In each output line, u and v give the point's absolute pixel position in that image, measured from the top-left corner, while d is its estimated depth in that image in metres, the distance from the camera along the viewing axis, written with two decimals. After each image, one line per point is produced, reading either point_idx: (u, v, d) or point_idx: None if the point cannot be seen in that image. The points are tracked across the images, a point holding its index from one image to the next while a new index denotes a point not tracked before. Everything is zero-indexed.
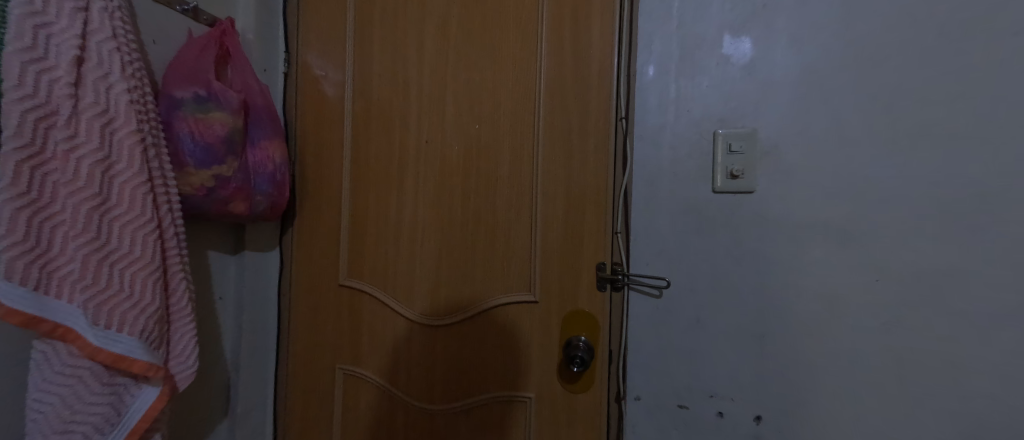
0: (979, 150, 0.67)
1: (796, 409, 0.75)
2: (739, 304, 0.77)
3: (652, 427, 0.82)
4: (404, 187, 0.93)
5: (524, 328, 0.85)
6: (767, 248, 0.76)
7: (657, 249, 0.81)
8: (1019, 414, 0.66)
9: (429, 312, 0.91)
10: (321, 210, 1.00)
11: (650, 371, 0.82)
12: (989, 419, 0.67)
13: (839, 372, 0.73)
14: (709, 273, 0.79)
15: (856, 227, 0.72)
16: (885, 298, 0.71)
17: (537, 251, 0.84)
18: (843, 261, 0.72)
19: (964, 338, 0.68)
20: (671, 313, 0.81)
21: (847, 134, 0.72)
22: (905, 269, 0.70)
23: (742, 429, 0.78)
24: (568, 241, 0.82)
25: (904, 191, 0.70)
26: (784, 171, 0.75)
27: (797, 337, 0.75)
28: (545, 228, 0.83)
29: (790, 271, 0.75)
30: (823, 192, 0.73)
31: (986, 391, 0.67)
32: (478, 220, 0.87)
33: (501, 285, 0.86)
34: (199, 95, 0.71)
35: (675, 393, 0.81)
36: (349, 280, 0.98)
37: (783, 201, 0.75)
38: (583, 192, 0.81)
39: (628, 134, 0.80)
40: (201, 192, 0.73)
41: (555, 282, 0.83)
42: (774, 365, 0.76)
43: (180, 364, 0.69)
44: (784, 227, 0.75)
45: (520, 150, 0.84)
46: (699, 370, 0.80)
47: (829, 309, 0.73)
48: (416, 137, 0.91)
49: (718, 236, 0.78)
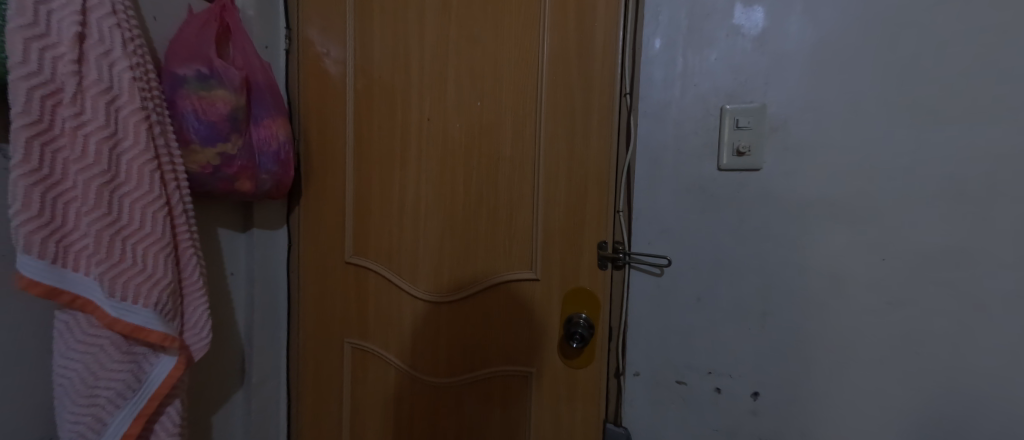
0: (1003, 124, 0.63)
1: (795, 387, 0.75)
2: (741, 283, 0.77)
3: (651, 403, 0.84)
4: (408, 166, 0.93)
5: (526, 304, 0.87)
6: (771, 227, 0.75)
7: (659, 228, 0.81)
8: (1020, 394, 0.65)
9: (433, 290, 0.93)
10: (326, 188, 1.01)
11: (649, 348, 0.83)
12: (990, 399, 0.67)
13: (839, 350, 0.73)
14: (711, 252, 0.78)
15: (864, 205, 0.70)
16: (891, 277, 0.70)
17: (541, 231, 0.84)
18: (849, 241, 0.71)
19: (970, 319, 0.66)
20: (671, 291, 0.81)
21: (858, 109, 0.69)
22: (915, 248, 0.68)
23: (740, 405, 0.78)
24: (570, 221, 0.82)
25: (917, 168, 0.67)
26: (792, 147, 0.72)
27: (799, 316, 0.74)
28: (550, 209, 0.83)
29: (794, 250, 0.74)
30: (833, 169, 0.71)
31: (992, 372, 0.66)
32: (481, 200, 0.88)
33: (504, 264, 0.87)
34: (202, 72, 0.71)
35: (674, 369, 0.82)
36: (354, 258, 1.00)
37: (789, 179, 0.73)
38: (586, 172, 0.80)
39: (632, 110, 0.78)
40: (207, 170, 0.74)
41: (558, 261, 0.84)
42: (775, 343, 0.76)
43: (194, 335, 0.72)
44: (788, 206, 0.73)
45: (522, 127, 0.84)
46: (698, 348, 0.80)
47: (832, 289, 0.72)
48: (418, 115, 0.91)
49: (721, 215, 0.77)
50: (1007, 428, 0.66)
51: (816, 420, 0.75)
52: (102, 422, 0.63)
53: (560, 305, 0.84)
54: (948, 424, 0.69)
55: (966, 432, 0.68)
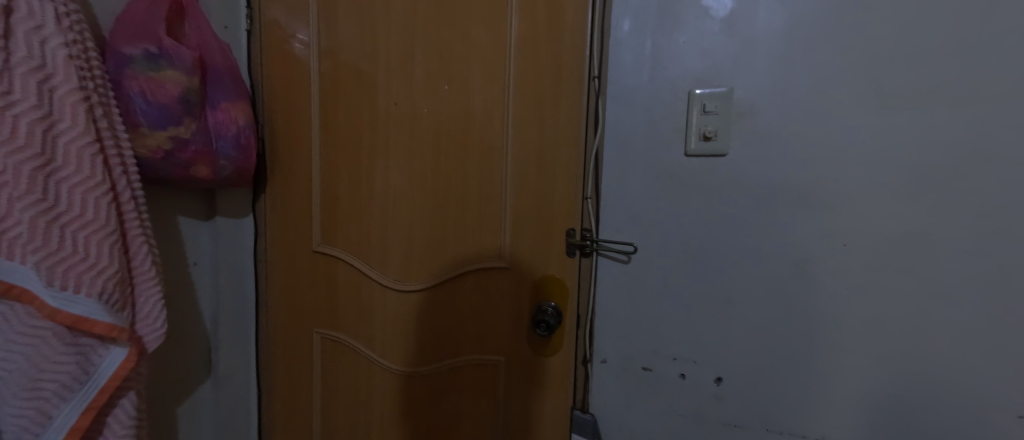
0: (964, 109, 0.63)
1: (758, 373, 0.76)
2: (708, 270, 0.77)
3: (619, 390, 0.84)
4: (376, 151, 0.90)
5: (495, 292, 0.86)
6: (738, 213, 0.74)
7: (628, 216, 0.80)
8: (977, 377, 0.66)
9: (402, 278, 0.91)
10: (293, 175, 0.99)
11: (617, 336, 0.83)
12: (948, 382, 0.67)
13: (802, 335, 0.73)
14: (679, 239, 0.77)
15: (827, 191, 0.70)
16: (852, 263, 0.70)
17: (510, 217, 0.83)
18: (813, 227, 0.71)
19: (929, 303, 0.67)
20: (639, 278, 0.80)
21: (824, 94, 0.69)
22: (876, 234, 0.68)
23: (704, 390, 0.79)
24: (540, 207, 0.81)
25: (877, 154, 0.67)
26: (758, 132, 0.72)
27: (763, 302, 0.74)
28: (519, 195, 0.82)
29: (760, 237, 0.74)
30: (797, 155, 0.71)
31: (951, 356, 0.67)
32: (450, 185, 0.86)
33: (474, 251, 0.86)
34: (150, 52, 0.68)
35: (641, 356, 0.82)
36: (323, 247, 0.98)
37: (755, 165, 0.72)
38: (556, 157, 0.78)
39: (600, 95, 0.78)
40: (159, 155, 0.71)
41: (527, 247, 0.82)
42: (739, 329, 0.76)
43: (147, 326, 0.69)
44: (754, 192, 0.73)
45: (491, 112, 0.82)
46: (665, 335, 0.80)
47: (796, 275, 0.73)
48: (385, 100, 0.88)
49: (690, 201, 0.76)
50: (961, 410, 0.67)
51: (778, 405, 0.75)
52: (47, 414, 0.61)
53: (529, 292, 0.84)
54: (906, 407, 0.70)
55: (922, 414, 0.69)
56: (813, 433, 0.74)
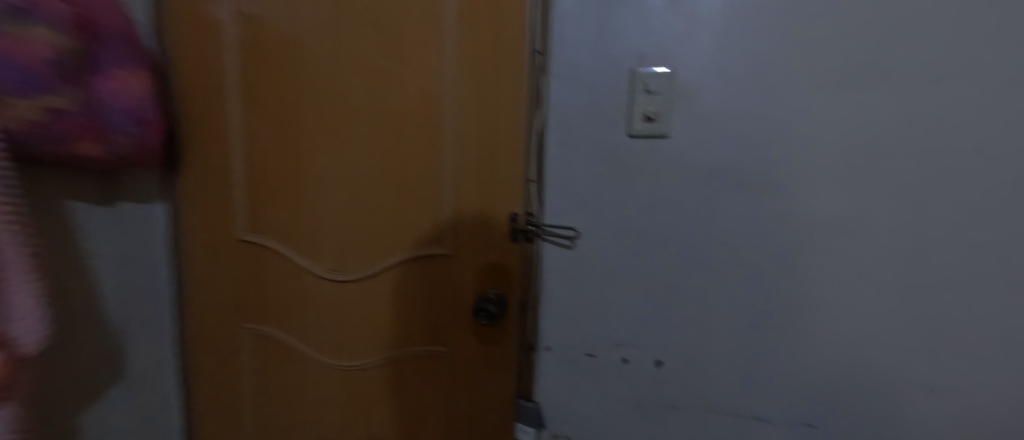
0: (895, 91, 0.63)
1: (696, 355, 0.76)
2: (650, 253, 0.76)
3: (563, 377, 0.82)
4: (305, 130, 0.83)
5: (435, 280, 0.82)
6: (680, 196, 0.73)
7: (573, 199, 0.77)
8: (897, 354, 0.68)
9: (337, 267, 0.85)
10: (210, 155, 0.89)
11: (561, 323, 0.81)
12: (872, 360, 0.69)
13: (738, 316, 0.74)
14: (622, 222, 0.76)
15: (762, 174, 0.69)
16: (784, 244, 0.70)
17: (452, 202, 0.79)
18: (751, 209, 0.71)
19: (855, 284, 0.68)
20: (584, 263, 0.78)
21: (762, 75, 0.67)
22: (811, 217, 0.68)
23: (645, 373, 0.79)
24: (481, 191, 0.77)
25: (811, 136, 0.67)
26: (697, 113, 0.70)
27: (701, 284, 0.75)
28: (459, 178, 0.78)
29: (701, 219, 0.73)
30: (735, 137, 0.70)
31: (874, 335, 0.69)
32: (387, 168, 0.80)
33: (412, 238, 0.81)
34: (14, 5, 0.56)
35: (584, 342, 0.80)
36: (248, 235, 0.90)
37: (695, 147, 0.71)
38: (497, 138, 0.75)
39: (543, 70, 0.75)
40: (33, 129, 0.60)
41: (469, 234, 0.79)
42: (679, 312, 0.76)
43: (25, 326, 0.60)
44: (695, 173, 0.72)
45: (429, 88, 0.76)
46: (608, 319, 0.79)
47: (732, 257, 0.73)
48: (313, 73, 0.81)
49: (632, 184, 0.75)
50: (882, 385, 0.69)
51: (716, 386, 0.76)
52: None
53: (472, 280, 0.80)
54: (835, 386, 0.71)
55: (848, 393, 0.71)
56: (749, 411, 0.75)
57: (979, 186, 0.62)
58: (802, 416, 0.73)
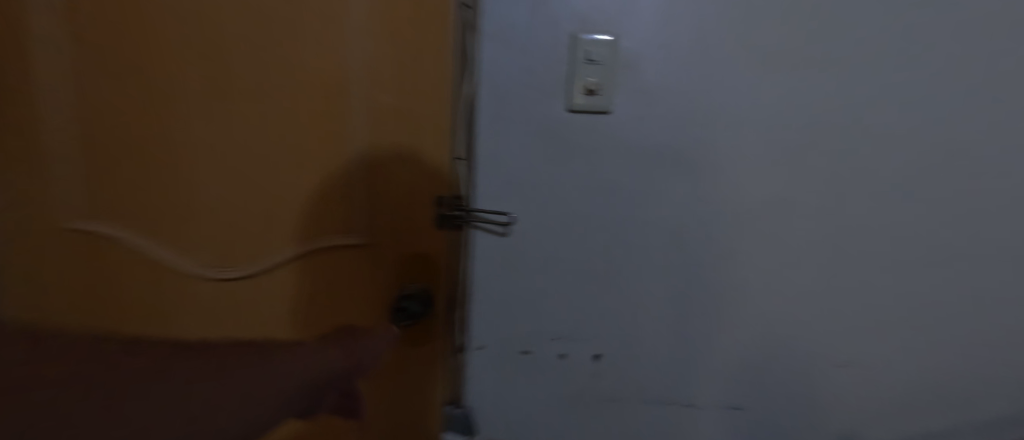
0: (830, 77, 0.61)
1: (634, 347, 0.72)
2: (589, 241, 0.69)
3: (496, 377, 0.74)
4: (169, 93, 0.66)
5: (344, 275, 0.70)
6: (623, 179, 0.66)
7: (506, 179, 0.67)
8: (814, 334, 0.70)
9: (224, 261, 0.71)
10: (33, 118, 0.68)
11: (493, 319, 0.71)
12: (793, 340, 0.71)
13: (676, 304, 0.70)
14: (560, 207, 0.68)
15: (704, 156, 0.65)
16: (722, 230, 0.67)
17: (363, 185, 0.67)
18: (692, 193, 0.66)
19: (783, 267, 0.68)
20: (518, 252, 0.69)
21: (707, 50, 0.62)
22: (746, 201, 0.66)
23: (583, 368, 0.73)
24: (397, 171, 0.66)
25: (751, 116, 0.63)
26: (641, 88, 0.63)
27: (641, 273, 0.70)
28: (372, 156, 0.66)
29: (643, 204, 0.67)
30: (680, 116, 0.63)
31: (800, 318, 0.70)
32: (280, 143, 0.66)
33: (315, 227, 0.68)
34: None
35: (519, 339, 0.72)
36: (97, 222, 0.72)
37: (640, 125, 0.64)
38: (416, 110, 0.65)
39: (469, 30, 0.64)
40: None
41: (388, 221, 0.68)
42: (618, 302, 0.71)
43: None
44: (637, 153, 0.65)
45: (331, 46, 0.63)
46: (544, 313, 0.71)
47: (673, 244, 0.68)
48: (176, 17, 0.64)
49: (572, 164, 0.66)
50: (800, 364, 0.71)
51: (653, 376, 0.73)
52: None
53: (393, 274, 0.69)
54: (761, 368, 0.72)
55: (772, 374, 0.72)
56: (682, 399, 0.74)
57: (884, 170, 0.64)
58: (732, 400, 0.73)
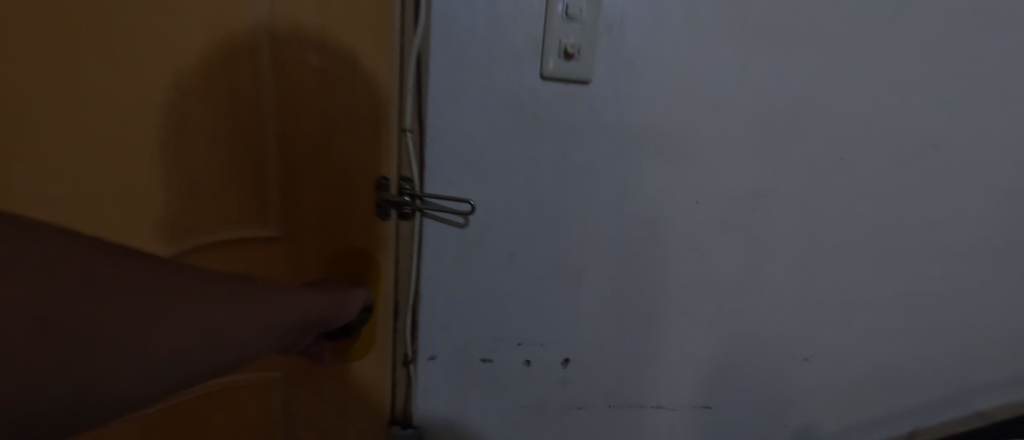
0: (822, 55, 0.56)
1: (606, 350, 0.65)
2: (560, 233, 0.59)
3: (452, 389, 0.64)
4: None
5: (258, 273, 0.54)
6: (600, 163, 0.57)
7: (464, 159, 0.55)
8: (784, 329, 0.68)
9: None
10: None
11: (449, 324, 0.61)
12: (764, 336, 0.68)
13: (650, 303, 0.64)
14: (527, 193, 0.57)
15: (688, 139, 0.57)
16: (701, 221, 0.61)
17: (276, 155, 0.50)
18: (674, 180, 0.59)
19: (758, 261, 0.64)
20: (477, 247, 0.58)
21: (700, 15, 0.53)
22: (727, 190, 0.60)
23: (550, 374, 0.65)
24: (321, 138, 0.51)
25: (739, 95, 0.56)
26: (626, 55, 0.53)
27: (617, 270, 0.62)
28: (286, 117, 0.49)
29: (621, 192, 0.59)
30: (666, 92, 0.55)
31: (770, 313, 0.66)
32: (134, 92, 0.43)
33: (208, 211, 0.50)
34: None
35: (479, 346, 0.62)
36: None
37: (621, 100, 0.55)
38: (352, 62, 0.48)
39: None
40: None
41: (310, 203, 0.53)
42: (591, 302, 0.63)
43: None
44: (616, 133, 0.56)
45: None
46: (507, 317, 0.62)
47: (650, 237, 0.61)
48: None
49: (542, 143, 0.55)
50: (770, 360, 0.69)
51: (624, 379, 0.67)
52: None
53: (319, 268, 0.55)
54: (731, 366, 0.68)
55: (742, 371, 0.69)
56: (653, 402, 0.69)
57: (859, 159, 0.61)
58: (703, 399, 0.69)
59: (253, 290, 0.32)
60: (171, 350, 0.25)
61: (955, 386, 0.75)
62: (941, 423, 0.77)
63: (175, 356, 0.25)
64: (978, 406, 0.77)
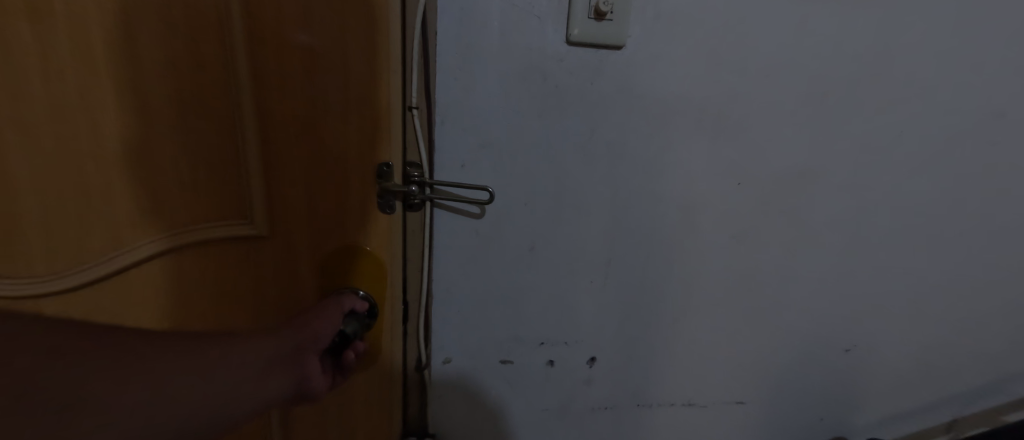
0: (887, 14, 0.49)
1: (634, 347, 0.60)
2: (586, 223, 0.53)
3: (469, 392, 0.60)
4: None
5: (244, 277, 0.46)
6: (633, 143, 0.50)
7: (477, 142, 0.48)
8: (825, 320, 0.63)
9: (23, 267, 0.42)
10: None
11: (464, 325, 0.55)
12: (802, 328, 0.63)
13: (684, 295, 0.58)
14: (549, 178, 0.50)
15: (732, 113, 0.50)
16: (743, 207, 0.55)
17: (257, 144, 0.41)
18: (713, 161, 0.52)
19: (801, 248, 0.58)
20: (494, 240, 0.52)
21: None
22: (773, 170, 0.54)
23: (574, 374, 0.60)
24: (310, 125, 0.42)
25: (790, 61, 0.49)
26: (665, 15, 0.45)
27: (648, 262, 0.56)
28: (268, 97, 0.40)
29: (655, 174, 0.52)
30: (709, 57, 0.48)
31: (811, 304, 0.61)
32: (82, 67, 0.37)
33: (185, 203, 0.42)
34: None
35: (498, 347, 0.57)
36: None
37: (658, 68, 0.47)
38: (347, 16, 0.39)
39: None
40: None
41: (299, 203, 0.44)
42: (618, 298, 0.57)
43: None
44: (650, 107, 0.49)
45: None
46: (527, 315, 0.56)
47: (686, 225, 0.55)
48: None
49: (568, 120, 0.48)
50: (806, 353, 0.64)
51: (654, 377, 0.62)
52: None
53: (313, 281, 0.47)
54: (764, 361, 0.64)
55: (776, 365, 0.64)
56: (683, 399, 0.64)
57: (919, 133, 0.55)
58: (735, 395, 0.65)
59: (240, 341, 0.33)
60: (173, 415, 0.26)
61: (993, 372, 0.71)
62: (976, 409, 0.74)
63: (233, 406, 0.30)
64: (1015, 391, 0.74)
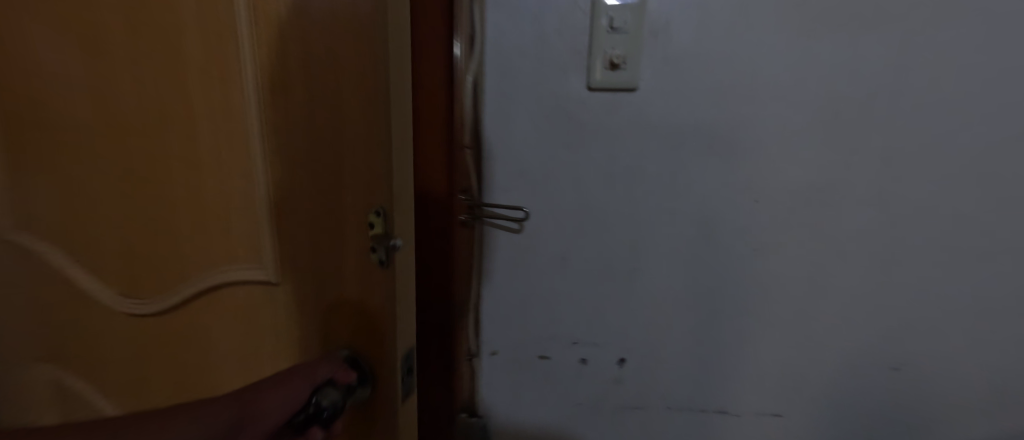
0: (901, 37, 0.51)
1: (660, 352, 0.65)
2: (609, 236, 0.61)
3: (513, 381, 0.70)
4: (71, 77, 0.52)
5: (268, 314, 0.52)
6: (649, 166, 0.58)
7: (516, 170, 0.59)
8: (868, 337, 0.62)
9: (159, 288, 0.57)
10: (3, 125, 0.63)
11: (507, 321, 0.66)
12: (840, 344, 0.63)
13: (708, 305, 0.63)
14: (575, 198, 0.60)
15: (744, 137, 0.56)
16: (762, 222, 0.59)
17: (268, 202, 0.47)
18: (725, 180, 0.58)
19: (828, 262, 0.59)
20: (531, 250, 0.62)
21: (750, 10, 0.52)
22: (790, 188, 0.57)
23: (605, 373, 0.67)
24: (318, 184, 0.45)
25: (798, 88, 0.54)
26: (673, 59, 0.54)
27: (669, 272, 0.62)
28: (269, 164, 0.46)
29: (671, 194, 0.59)
30: (716, 90, 0.54)
31: (848, 319, 0.61)
32: (179, 143, 0.50)
33: (228, 246, 0.51)
34: None
35: (536, 343, 0.67)
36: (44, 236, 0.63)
37: (668, 102, 0.55)
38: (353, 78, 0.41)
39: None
40: None
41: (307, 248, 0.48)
42: (643, 305, 0.63)
43: None
44: (663, 135, 0.56)
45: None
46: (560, 317, 0.65)
47: (705, 238, 0.60)
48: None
49: (590, 150, 0.58)
50: (847, 369, 0.64)
51: (682, 381, 0.66)
52: None
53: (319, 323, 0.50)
54: (798, 374, 0.65)
55: (814, 380, 0.65)
56: (715, 405, 0.67)
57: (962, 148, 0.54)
58: (771, 406, 0.67)
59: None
60: None
61: None
62: None
63: None
64: None
